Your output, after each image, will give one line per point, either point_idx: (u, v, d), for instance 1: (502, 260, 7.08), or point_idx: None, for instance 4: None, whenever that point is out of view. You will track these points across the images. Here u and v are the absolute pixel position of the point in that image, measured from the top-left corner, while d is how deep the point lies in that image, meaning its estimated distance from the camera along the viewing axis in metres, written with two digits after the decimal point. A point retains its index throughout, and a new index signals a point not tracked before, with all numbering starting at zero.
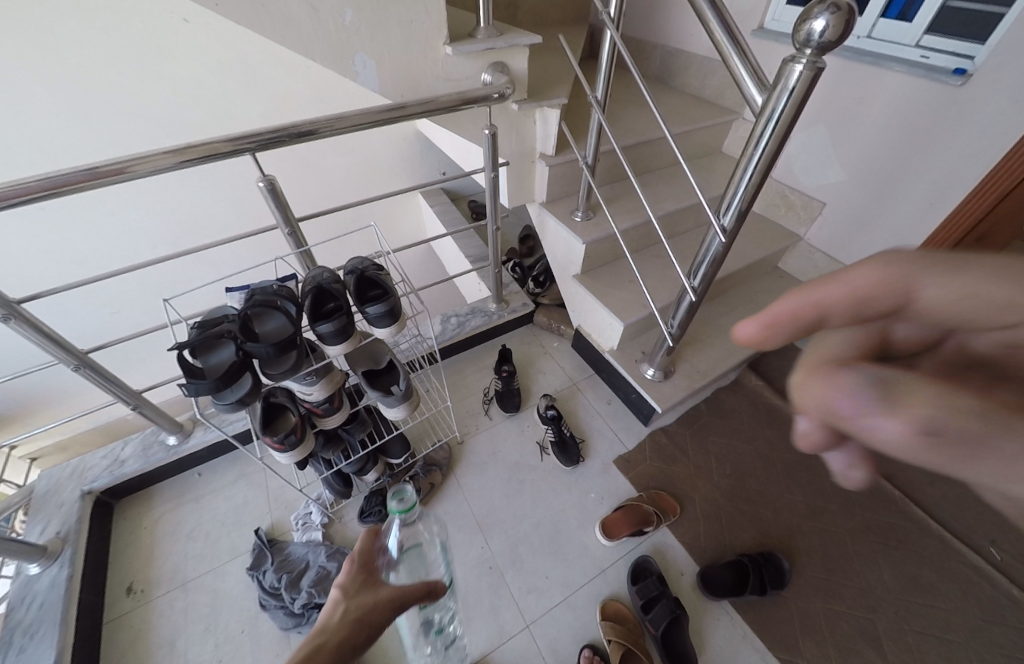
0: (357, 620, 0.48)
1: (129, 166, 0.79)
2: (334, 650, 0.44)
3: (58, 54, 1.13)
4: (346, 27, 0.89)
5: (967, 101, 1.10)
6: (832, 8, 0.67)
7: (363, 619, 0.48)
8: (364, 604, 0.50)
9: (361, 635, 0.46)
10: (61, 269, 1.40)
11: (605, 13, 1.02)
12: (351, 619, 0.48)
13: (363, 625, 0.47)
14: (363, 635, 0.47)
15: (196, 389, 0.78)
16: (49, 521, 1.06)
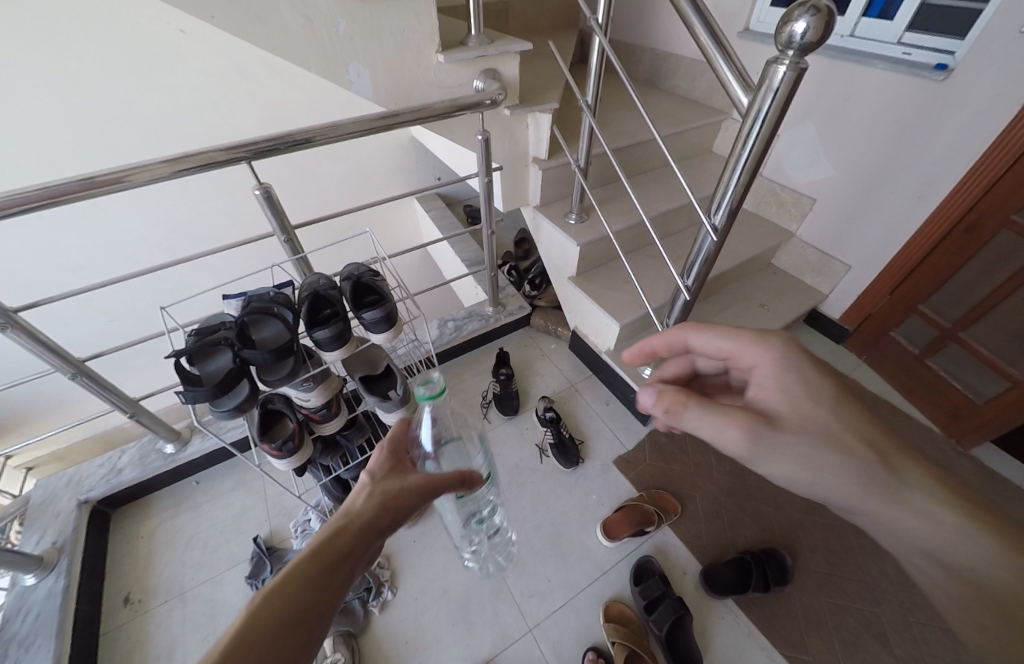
0: (382, 503, 0.57)
1: (127, 175, 0.80)
2: (357, 529, 0.53)
3: (55, 66, 1.15)
4: (339, 37, 0.90)
5: (949, 97, 1.12)
6: (811, 11, 0.68)
7: (391, 504, 0.57)
8: (391, 489, 0.59)
9: (388, 511, 0.57)
10: (57, 278, 1.40)
11: (592, 19, 1.05)
12: (378, 501, 0.57)
13: (387, 507, 0.57)
14: (389, 511, 0.57)
15: (193, 397, 0.78)
16: (45, 531, 1.05)
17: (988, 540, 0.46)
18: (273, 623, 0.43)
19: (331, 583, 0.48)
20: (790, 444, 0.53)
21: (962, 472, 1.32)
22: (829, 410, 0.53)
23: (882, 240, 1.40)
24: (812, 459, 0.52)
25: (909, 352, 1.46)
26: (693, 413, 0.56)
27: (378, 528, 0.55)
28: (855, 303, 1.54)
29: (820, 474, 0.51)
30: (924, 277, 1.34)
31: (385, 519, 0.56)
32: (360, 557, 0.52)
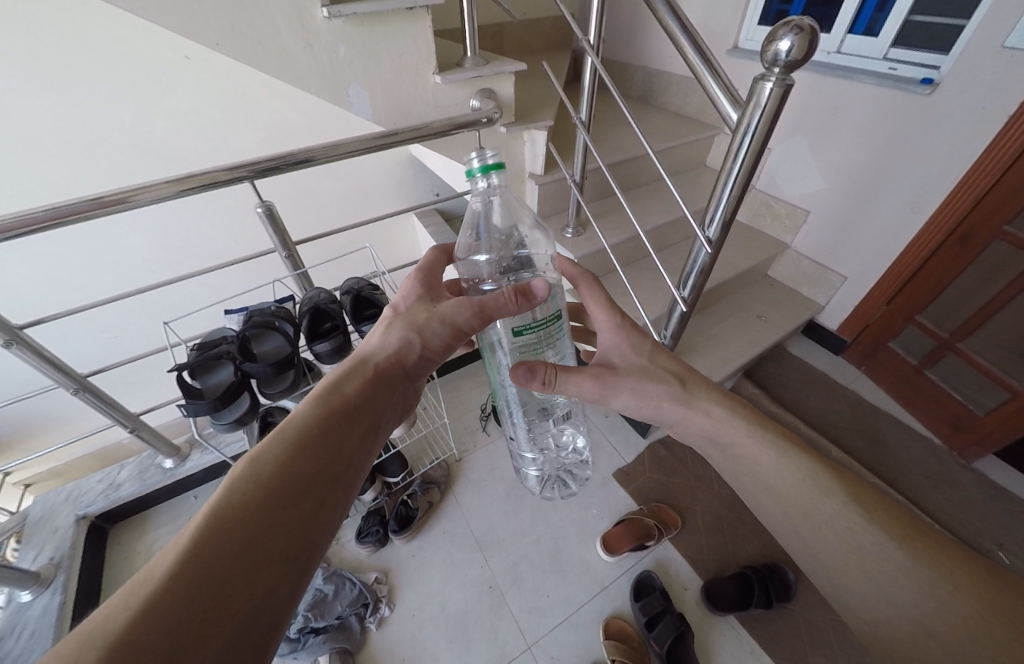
0: (400, 345, 0.57)
1: (132, 195, 0.83)
2: (363, 389, 0.54)
3: (64, 91, 1.20)
4: (339, 61, 0.94)
5: (938, 111, 1.14)
6: (795, 29, 0.70)
7: (415, 335, 0.57)
8: (413, 325, 0.58)
9: (410, 347, 0.58)
10: (63, 295, 1.43)
11: (585, 40, 1.07)
12: (397, 342, 0.57)
13: (408, 345, 0.57)
14: (411, 345, 0.58)
15: (195, 409, 0.79)
16: (43, 547, 1.05)
17: (756, 430, 0.58)
18: (288, 464, 0.44)
19: (342, 435, 0.50)
20: (625, 378, 0.61)
21: (966, 484, 1.30)
22: (649, 353, 0.63)
23: (877, 251, 1.40)
24: (643, 395, 0.61)
25: (907, 362, 1.45)
26: (566, 379, 0.59)
27: (397, 372, 0.57)
28: (852, 313, 1.54)
29: (649, 404, 0.62)
30: (921, 287, 1.34)
31: (404, 360, 0.57)
32: (379, 400, 0.55)
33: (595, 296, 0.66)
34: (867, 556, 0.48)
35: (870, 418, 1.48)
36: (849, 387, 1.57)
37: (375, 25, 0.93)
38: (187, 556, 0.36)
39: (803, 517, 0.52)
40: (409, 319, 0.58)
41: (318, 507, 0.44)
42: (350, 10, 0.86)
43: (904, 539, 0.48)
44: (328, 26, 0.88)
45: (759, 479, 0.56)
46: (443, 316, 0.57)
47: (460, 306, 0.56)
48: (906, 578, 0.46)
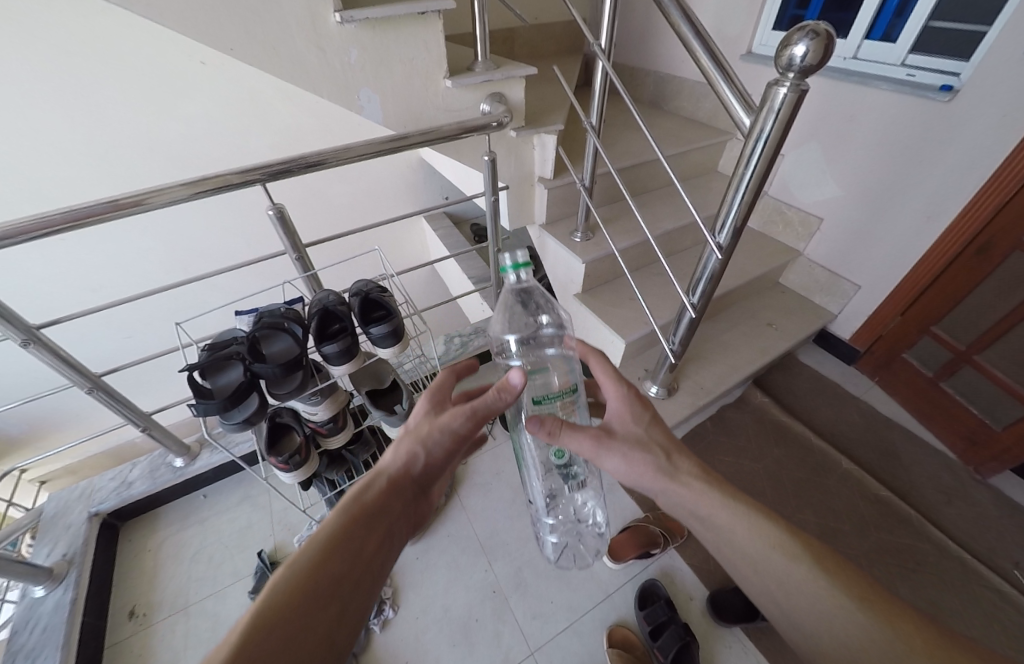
0: (407, 455, 0.57)
1: (146, 198, 0.84)
2: (385, 489, 0.55)
3: (82, 95, 1.22)
4: (351, 65, 0.94)
5: (956, 117, 1.11)
6: (811, 34, 0.69)
7: (420, 445, 0.57)
8: (417, 433, 0.58)
9: (418, 456, 0.57)
10: (78, 295, 1.46)
11: (596, 45, 1.07)
12: (403, 453, 0.57)
13: (416, 455, 0.57)
14: (419, 454, 0.57)
15: (205, 408, 0.80)
16: (56, 543, 1.07)
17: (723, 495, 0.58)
18: (318, 571, 0.46)
19: (366, 540, 0.50)
20: (620, 442, 0.60)
21: (980, 500, 1.27)
22: (646, 423, 0.63)
23: (892, 260, 1.38)
24: (634, 463, 0.60)
25: (921, 374, 1.43)
26: (567, 433, 0.59)
27: (407, 483, 0.56)
28: (865, 322, 1.52)
29: (635, 472, 0.60)
30: (937, 297, 1.31)
31: (413, 470, 0.57)
32: (392, 511, 0.54)
33: (600, 358, 0.66)
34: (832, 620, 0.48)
35: (882, 429, 1.45)
36: (861, 398, 1.55)
37: (387, 30, 0.94)
38: None
39: (778, 587, 0.51)
40: (413, 431, 0.58)
41: (341, 615, 0.45)
42: (362, 15, 0.87)
43: (862, 599, 0.49)
44: (341, 32, 0.89)
45: (735, 547, 0.54)
46: (444, 423, 0.57)
47: (457, 412, 0.56)
48: (874, 644, 0.46)
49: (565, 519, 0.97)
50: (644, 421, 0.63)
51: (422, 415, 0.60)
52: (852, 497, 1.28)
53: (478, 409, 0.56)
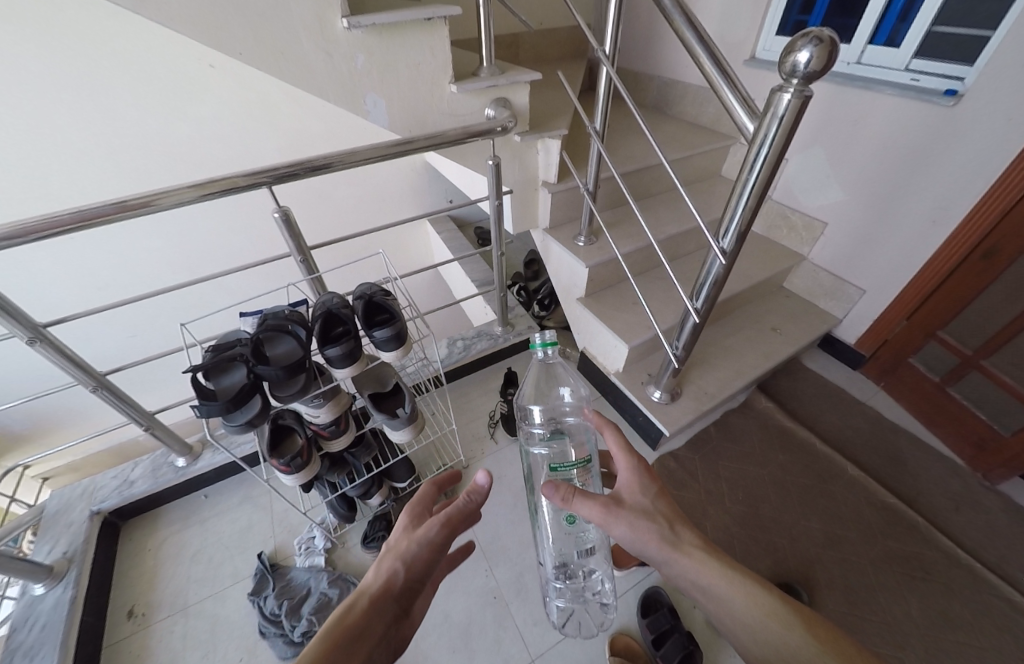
0: (388, 571, 0.54)
1: (154, 199, 0.85)
2: (368, 607, 0.51)
3: (94, 97, 1.24)
4: (358, 70, 0.95)
5: (961, 122, 1.11)
6: (814, 41, 0.69)
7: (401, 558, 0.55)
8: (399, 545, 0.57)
9: (400, 569, 0.55)
10: (86, 294, 1.47)
11: (600, 51, 1.08)
12: (384, 569, 0.55)
13: (398, 568, 0.55)
14: (402, 567, 0.55)
15: (207, 410, 0.80)
16: (56, 542, 1.07)
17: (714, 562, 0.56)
18: None
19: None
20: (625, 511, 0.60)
21: (990, 507, 1.25)
22: (652, 495, 0.63)
23: (897, 265, 1.37)
24: (640, 532, 0.59)
25: (928, 379, 1.41)
26: (579, 500, 0.61)
27: (388, 602, 0.53)
28: (871, 327, 1.51)
29: (640, 540, 0.59)
30: (943, 302, 1.30)
31: (394, 587, 0.54)
32: (374, 632, 0.50)
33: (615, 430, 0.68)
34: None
35: (889, 435, 1.43)
36: (867, 403, 1.53)
37: (393, 36, 0.95)
38: None
39: (771, 653, 0.50)
40: (395, 546, 0.57)
41: None
42: (369, 21, 0.88)
43: None
44: (348, 37, 0.90)
45: (730, 616, 0.53)
46: (424, 530, 0.57)
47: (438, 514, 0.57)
48: None
49: (574, 585, 0.90)
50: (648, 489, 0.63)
51: (404, 525, 0.60)
52: (859, 504, 1.26)
53: (455, 512, 0.57)
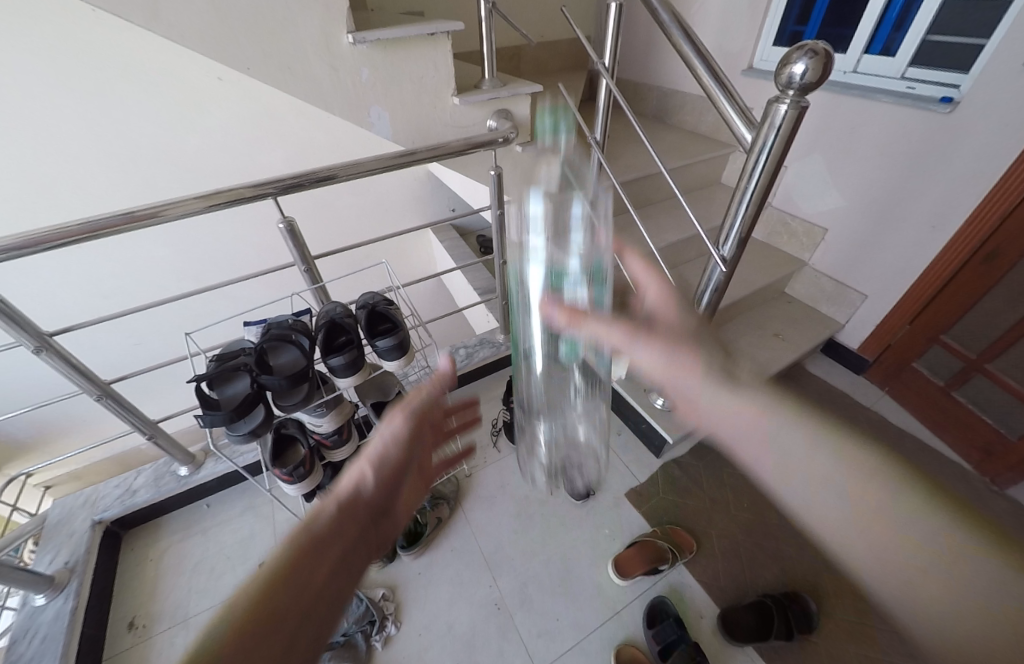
0: (356, 477, 0.54)
1: (163, 210, 0.86)
2: (337, 514, 0.52)
3: (105, 110, 1.27)
4: (363, 83, 0.98)
5: (957, 128, 1.13)
6: (809, 53, 0.71)
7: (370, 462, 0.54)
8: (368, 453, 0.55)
9: (370, 478, 0.54)
10: (92, 303, 1.49)
11: (600, 64, 1.10)
12: (351, 476, 0.54)
13: (369, 477, 0.54)
14: (371, 476, 0.55)
15: (211, 420, 0.81)
16: (58, 552, 1.07)
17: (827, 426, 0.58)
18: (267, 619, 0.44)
19: (319, 573, 0.49)
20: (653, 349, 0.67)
21: (999, 512, 1.24)
22: (686, 315, 0.71)
23: (898, 270, 1.38)
24: (678, 350, 0.68)
25: (933, 383, 1.41)
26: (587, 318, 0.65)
27: (360, 502, 0.54)
28: (874, 331, 1.51)
29: (677, 366, 0.68)
30: (943, 307, 1.31)
31: (364, 489, 0.54)
32: (349, 534, 0.52)
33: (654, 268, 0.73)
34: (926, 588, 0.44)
35: (894, 440, 1.42)
36: (872, 408, 1.52)
37: (397, 51, 0.97)
38: None
39: (867, 521, 0.50)
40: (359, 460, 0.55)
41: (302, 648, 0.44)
42: (374, 36, 0.91)
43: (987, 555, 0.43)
44: (353, 52, 0.93)
45: (819, 479, 0.55)
46: (389, 430, 0.57)
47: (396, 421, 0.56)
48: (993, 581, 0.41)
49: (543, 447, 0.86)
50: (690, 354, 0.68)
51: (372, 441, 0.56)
52: None
53: (416, 406, 0.58)
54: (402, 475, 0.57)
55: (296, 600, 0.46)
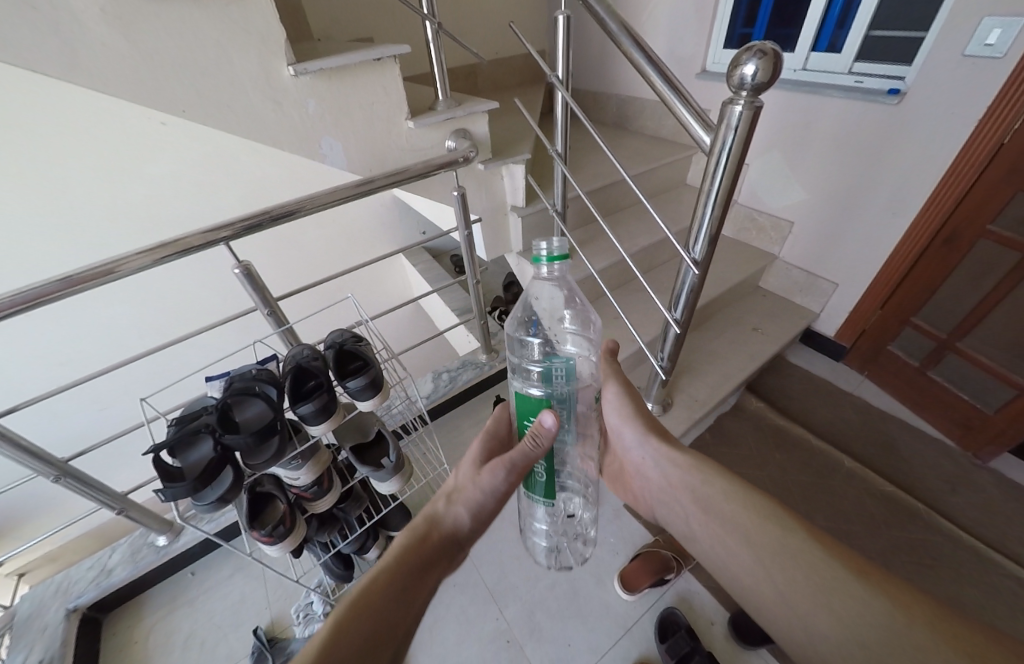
0: (454, 515, 0.56)
1: (117, 266, 0.79)
2: (437, 539, 0.54)
3: (36, 165, 1.17)
4: (310, 115, 0.91)
5: (907, 116, 1.17)
6: (758, 53, 0.70)
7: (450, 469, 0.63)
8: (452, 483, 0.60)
9: (466, 521, 0.56)
10: (47, 374, 1.39)
11: (553, 76, 1.08)
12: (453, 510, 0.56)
13: (465, 520, 0.56)
14: (467, 517, 0.56)
15: (174, 493, 0.75)
16: (30, 649, 0.98)
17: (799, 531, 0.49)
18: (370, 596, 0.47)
19: (415, 590, 0.50)
20: (623, 403, 0.66)
21: (983, 485, 1.28)
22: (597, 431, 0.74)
23: (865, 256, 1.41)
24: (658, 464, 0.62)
25: (908, 364, 1.44)
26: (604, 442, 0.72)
27: (454, 541, 0.55)
28: (847, 318, 1.55)
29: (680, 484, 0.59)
30: (912, 289, 1.35)
31: (459, 533, 0.55)
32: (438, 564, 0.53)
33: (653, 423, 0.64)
34: (848, 596, 0.43)
35: (878, 423, 1.46)
36: (854, 393, 1.55)
37: (345, 78, 0.92)
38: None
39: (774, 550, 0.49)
40: (460, 487, 0.57)
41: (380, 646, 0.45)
42: (316, 65, 0.85)
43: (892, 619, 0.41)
44: (296, 84, 0.87)
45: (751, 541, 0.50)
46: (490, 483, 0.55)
47: (494, 471, 0.54)
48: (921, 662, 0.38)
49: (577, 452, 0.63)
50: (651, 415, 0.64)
51: (470, 462, 0.61)
52: (860, 495, 1.26)
53: (519, 464, 0.53)
54: (488, 519, 0.58)
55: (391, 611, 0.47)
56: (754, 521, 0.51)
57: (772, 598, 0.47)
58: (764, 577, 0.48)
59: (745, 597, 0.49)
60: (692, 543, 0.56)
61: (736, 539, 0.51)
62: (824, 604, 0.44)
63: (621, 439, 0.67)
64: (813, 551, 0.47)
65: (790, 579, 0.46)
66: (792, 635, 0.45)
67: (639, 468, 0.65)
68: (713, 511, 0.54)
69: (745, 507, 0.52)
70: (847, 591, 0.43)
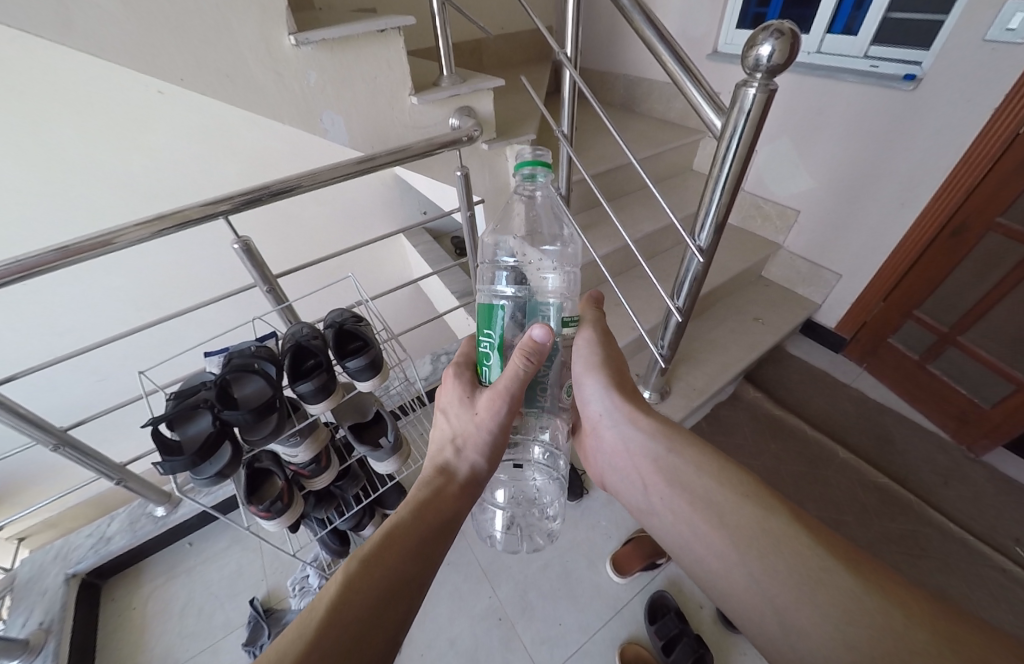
0: (470, 464, 0.59)
1: (115, 237, 0.78)
2: (457, 490, 0.57)
3: (31, 132, 1.16)
4: (310, 88, 0.89)
5: (922, 105, 1.15)
6: (775, 33, 0.68)
7: (443, 417, 0.63)
8: (453, 432, 0.61)
9: (481, 462, 0.59)
10: (46, 344, 1.39)
11: (562, 53, 1.04)
12: (467, 460, 0.59)
13: (480, 462, 0.59)
14: (480, 458, 0.59)
15: (172, 467, 0.75)
16: (32, 611, 1.00)
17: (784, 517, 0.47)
18: (401, 535, 0.50)
19: (439, 540, 0.52)
20: (591, 351, 0.66)
21: (977, 479, 1.28)
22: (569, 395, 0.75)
23: (871, 247, 1.40)
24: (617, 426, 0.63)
25: (908, 357, 1.44)
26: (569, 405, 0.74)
27: (473, 489, 0.58)
28: (849, 310, 1.54)
29: (631, 455, 0.61)
30: (916, 283, 1.33)
31: (479, 477, 0.59)
32: (460, 512, 0.56)
33: (623, 386, 0.64)
34: (831, 584, 0.41)
35: (876, 416, 1.45)
36: (852, 384, 1.55)
37: (347, 51, 0.89)
38: (341, 592, 0.44)
39: (753, 531, 0.47)
40: (464, 435, 0.59)
41: (411, 582, 0.47)
42: (319, 36, 0.82)
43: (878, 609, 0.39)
44: (297, 55, 0.84)
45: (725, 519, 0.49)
46: (493, 418, 0.56)
47: (494, 405, 0.56)
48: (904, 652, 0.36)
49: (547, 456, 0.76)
50: (624, 382, 0.65)
51: (461, 402, 0.60)
52: (853, 486, 1.27)
53: (516, 392, 0.55)
54: (500, 455, 0.60)
55: (420, 552, 0.50)
56: (730, 503, 0.50)
57: (745, 587, 0.45)
58: (737, 562, 0.46)
59: (717, 584, 0.48)
60: (651, 518, 0.56)
61: (708, 520, 0.50)
62: (804, 592, 0.42)
63: (581, 393, 0.68)
64: (799, 538, 0.45)
65: (766, 565, 0.45)
66: (764, 626, 0.43)
67: (597, 430, 0.66)
68: (683, 486, 0.54)
69: (726, 490, 0.51)
70: (828, 577, 0.42)
